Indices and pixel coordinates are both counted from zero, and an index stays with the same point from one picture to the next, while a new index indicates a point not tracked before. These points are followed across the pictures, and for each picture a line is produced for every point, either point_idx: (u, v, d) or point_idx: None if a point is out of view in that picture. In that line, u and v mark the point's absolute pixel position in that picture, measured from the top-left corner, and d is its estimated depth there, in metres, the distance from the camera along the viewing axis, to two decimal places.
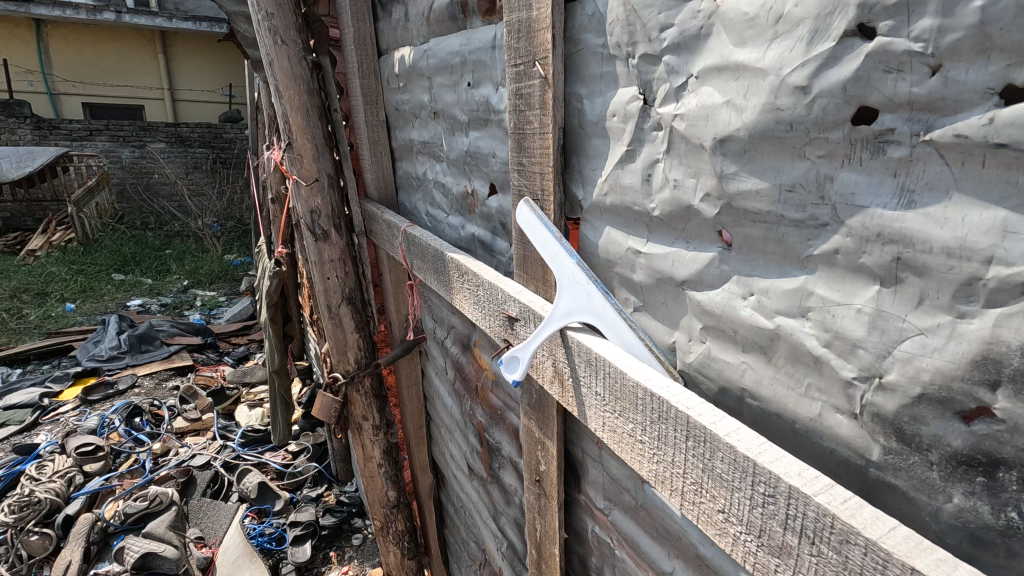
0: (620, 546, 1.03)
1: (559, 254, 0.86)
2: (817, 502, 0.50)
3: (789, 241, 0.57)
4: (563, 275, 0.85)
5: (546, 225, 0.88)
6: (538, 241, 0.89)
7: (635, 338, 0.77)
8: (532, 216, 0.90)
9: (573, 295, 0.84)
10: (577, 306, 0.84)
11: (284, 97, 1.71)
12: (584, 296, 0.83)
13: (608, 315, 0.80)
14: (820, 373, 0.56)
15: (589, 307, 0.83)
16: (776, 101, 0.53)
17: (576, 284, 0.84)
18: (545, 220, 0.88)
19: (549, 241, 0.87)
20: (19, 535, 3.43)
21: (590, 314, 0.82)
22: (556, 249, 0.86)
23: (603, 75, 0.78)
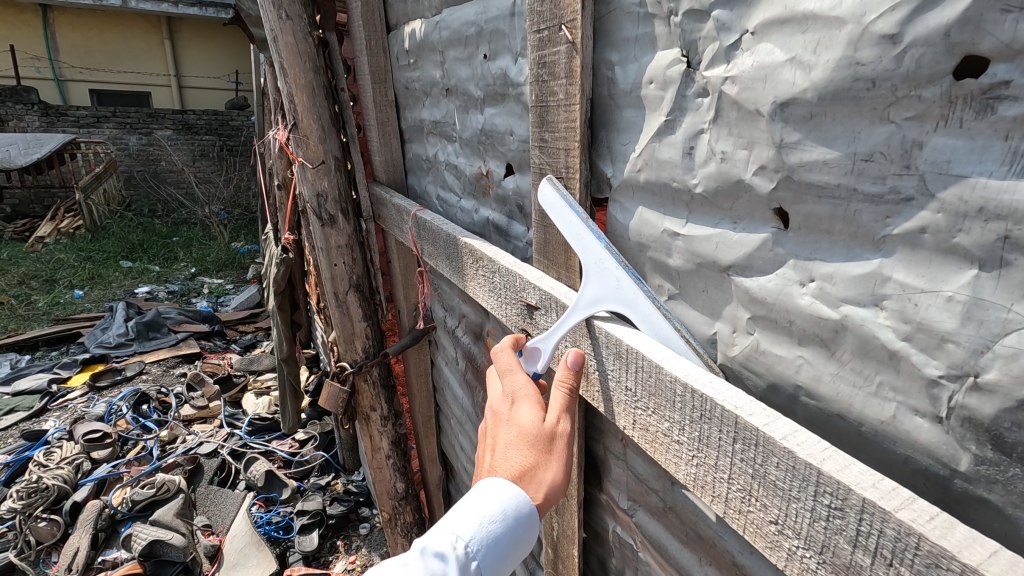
0: (644, 549, 0.97)
1: (585, 236, 0.78)
2: (897, 519, 0.43)
3: (861, 219, 0.50)
4: (590, 261, 0.78)
5: (570, 206, 0.80)
6: (562, 225, 0.81)
7: (671, 330, 0.70)
8: (555, 196, 0.83)
9: (601, 282, 0.77)
10: (604, 294, 0.77)
11: (289, 75, 1.65)
12: (613, 283, 0.76)
13: (640, 303, 0.73)
14: (896, 370, 0.49)
15: (620, 297, 0.75)
16: (855, 55, 0.46)
17: (605, 269, 0.76)
18: (569, 201, 0.81)
19: (576, 222, 0.79)
20: (28, 521, 3.45)
21: (620, 304, 0.75)
22: (583, 232, 0.78)
23: (639, 38, 0.71)
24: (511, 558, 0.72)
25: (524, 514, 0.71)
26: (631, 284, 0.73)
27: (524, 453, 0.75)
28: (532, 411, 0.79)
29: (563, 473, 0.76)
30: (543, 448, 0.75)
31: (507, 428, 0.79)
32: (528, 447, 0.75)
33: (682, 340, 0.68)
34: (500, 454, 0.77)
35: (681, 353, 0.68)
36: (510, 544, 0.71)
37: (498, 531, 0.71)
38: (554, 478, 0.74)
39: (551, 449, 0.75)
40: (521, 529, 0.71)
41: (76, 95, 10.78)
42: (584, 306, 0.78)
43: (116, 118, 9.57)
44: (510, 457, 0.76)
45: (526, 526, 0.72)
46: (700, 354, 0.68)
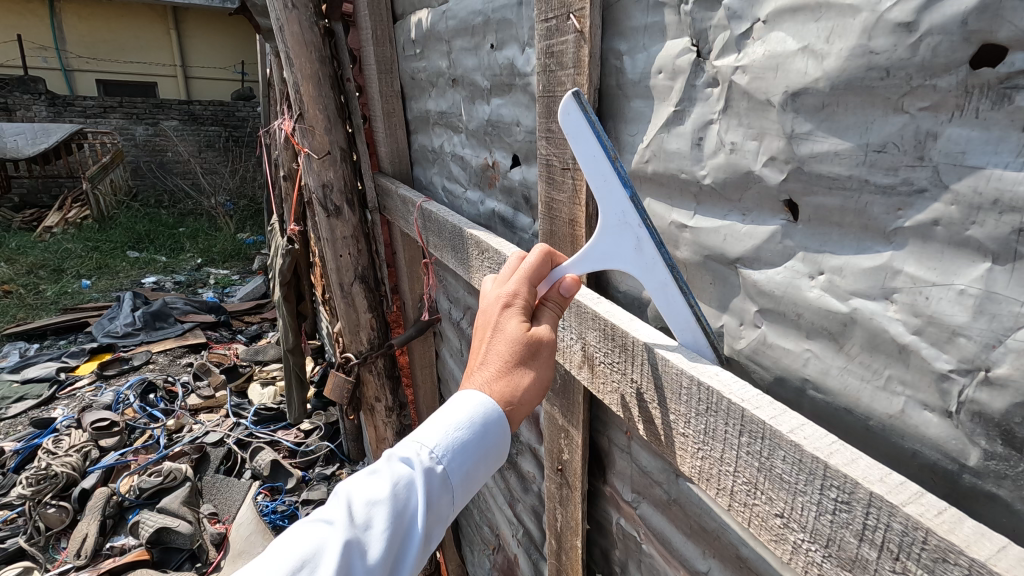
0: (648, 541, 0.98)
1: (610, 179, 0.68)
2: (905, 514, 0.43)
3: (872, 211, 0.49)
4: (607, 212, 0.70)
5: (598, 138, 0.67)
6: (583, 159, 0.69)
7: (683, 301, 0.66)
8: (581, 118, 0.67)
9: (614, 235, 0.70)
10: (614, 249, 0.71)
11: (295, 65, 1.64)
12: (631, 244, 0.70)
13: (652, 266, 0.68)
14: (906, 364, 0.48)
15: (636, 259, 0.70)
16: (870, 44, 0.45)
17: (620, 224, 0.70)
18: (597, 131, 0.67)
19: (599, 160, 0.67)
20: (37, 507, 3.49)
21: (636, 269, 0.70)
22: (604, 176, 0.68)
23: (649, 27, 0.70)
24: (482, 464, 0.76)
25: (493, 422, 0.75)
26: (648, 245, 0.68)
27: (502, 360, 0.75)
28: (515, 318, 0.76)
29: (538, 385, 0.76)
30: (524, 357, 0.75)
31: (490, 329, 0.78)
32: (507, 356, 0.75)
33: (693, 316, 0.66)
34: (480, 361, 0.78)
35: (689, 318, 0.66)
36: (478, 451, 0.75)
37: (461, 443, 0.74)
38: (527, 387, 0.75)
39: (534, 357, 0.75)
40: (489, 436, 0.75)
41: (83, 85, 10.83)
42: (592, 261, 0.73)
43: (122, 108, 9.59)
44: (488, 366, 0.77)
45: (494, 434, 0.75)
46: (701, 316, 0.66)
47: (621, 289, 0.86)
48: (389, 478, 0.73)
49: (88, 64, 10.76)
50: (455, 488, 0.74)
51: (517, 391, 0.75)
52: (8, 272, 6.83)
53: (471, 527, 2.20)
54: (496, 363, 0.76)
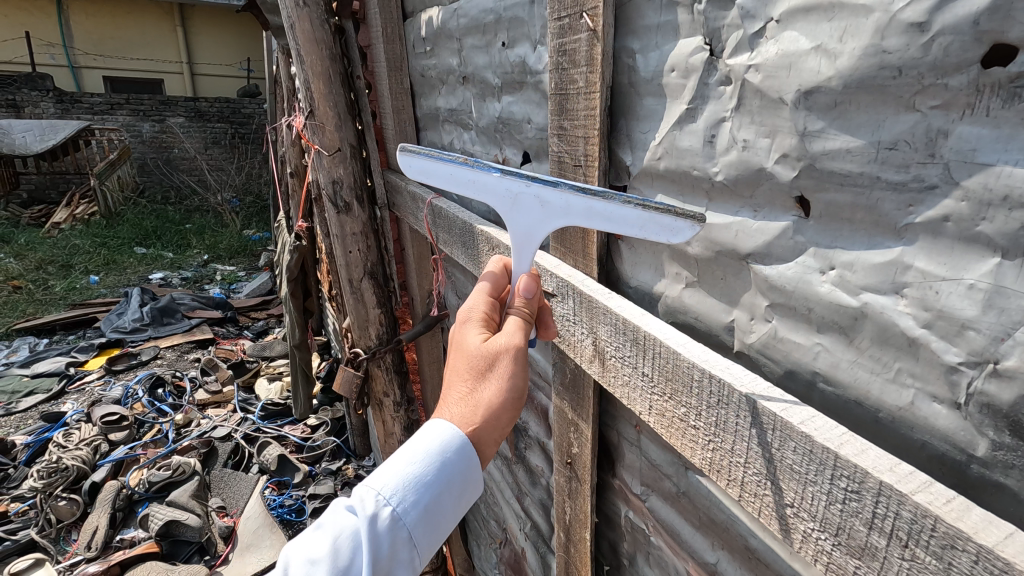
0: (656, 533, 0.99)
1: (477, 180, 0.80)
2: (914, 502, 0.44)
3: (883, 208, 0.50)
4: (500, 200, 0.80)
5: (442, 158, 0.83)
6: (450, 183, 0.84)
7: (623, 207, 0.66)
8: (419, 158, 0.86)
9: (519, 209, 0.78)
10: (527, 219, 0.79)
11: (306, 62, 1.66)
12: (536, 206, 0.77)
13: (573, 211, 0.72)
14: (915, 357, 0.50)
15: (548, 214, 0.76)
16: (882, 43, 0.46)
17: (520, 203, 0.78)
18: (441, 157, 0.83)
19: (454, 171, 0.82)
20: (48, 500, 3.53)
21: (551, 217, 0.76)
22: (470, 177, 0.80)
23: (661, 26, 0.71)
24: (441, 501, 0.76)
25: (456, 451, 0.76)
26: (555, 195, 0.73)
27: (465, 379, 0.80)
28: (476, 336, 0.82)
29: (505, 400, 0.79)
30: (483, 370, 0.79)
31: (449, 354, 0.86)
32: (469, 373, 0.80)
33: (635, 207, 0.65)
34: (448, 389, 0.83)
35: (642, 226, 0.65)
36: (431, 490, 0.75)
37: (419, 481, 0.75)
38: (491, 399, 0.78)
39: (492, 369, 0.79)
40: (463, 463, 0.77)
41: (90, 82, 10.89)
42: (520, 242, 0.82)
43: (129, 105, 9.63)
44: (454, 390, 0.81)
45: (461, 461, 0.77)
46: (660, 206, 0.63)
47: (632, 284, 0.87)
48: (333, 533, 0.74)
49: (95, 61, 10.82)
50: (408, 531, 0.74)
51: (484, 402, 0.78)
52: (17, 268, 6.89)
53: (478, 522, 2.22)
54: (460, 385, 0.81)
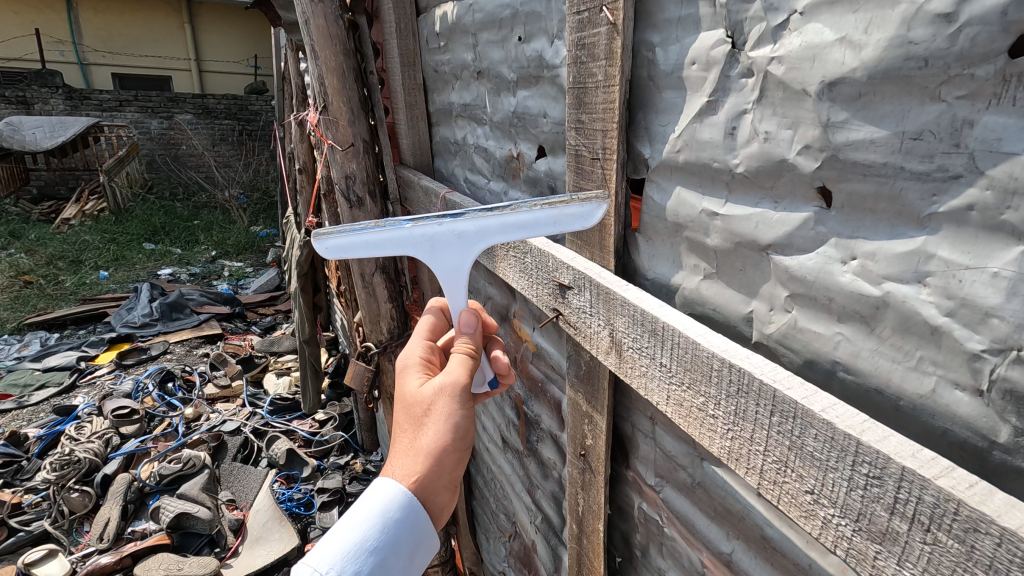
0: (670, 524, 1.00)
1: (395, 235, 0.95)
2: (937, 487, 0.45)
3: (907, 198, 0.51)
4: (420, 247, 0.96)
5: (354, 230, 0.95)
6: (365, 247, 0.96)
7: (533, 210, 0.85)
8: (332, 239, 0.95)
9: (439, 249, 0.95)
10: (448, 255, 0.96)
11: (320, 58, 1.67)
12: (454, 237, 0.95)
13: (489, 231, 0.92)
14: (938, 345, 0.50)
15: (467, 242, 0.94)
16: (909, 34, 0.47)
17: (439, 245, 0.96)
18: (352, 229, 0.94)
19: (367, 238, 0.95)
20: (61, 491, 3.57)
21: (468, 241, 0.94)
22: (384, 237, 0.95)
23: (682, 19, 0.72)
24: (391, 557, 0.90)
25: (402, 504, 0.92)
26: (466, 224, 0.93)
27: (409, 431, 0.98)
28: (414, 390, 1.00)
29: (443, 443, 0.95)
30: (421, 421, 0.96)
31: (400, 405, 1.04)
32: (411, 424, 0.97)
33: (543, 205, 0.84)
34: (398, 443, 1.00)
35: (554, 220, 0.84)
36: (378, 554, 0.88)
37: (358, 557, 0.88)
38: (431, 442, 0.95)
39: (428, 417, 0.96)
40: (408, 514, 0.92)
41: (99, 78, 10.96)
42: (448, 278, 0.99)
43: (138, 102, 9.69)
44: (402, 445, 0.98)
45: (403, 515, 0.92)
46: (566, 198, 0.83)
47: (649, 276, 0.88)
48: None
49: (104, 58, 10.88)
50: None
51: (426, 444, 0.95)
52: (28, 263, 6.95)
53: (487, 516, 2.23)
54: (405, 440, 0.98)
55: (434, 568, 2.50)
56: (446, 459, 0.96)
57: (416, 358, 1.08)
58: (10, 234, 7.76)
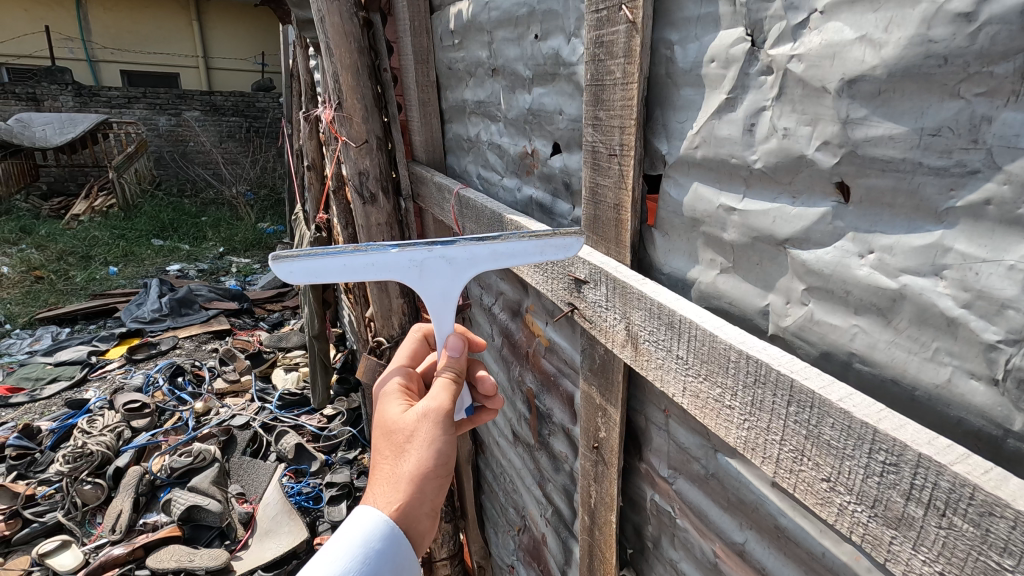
0: (683, 515, 1.02)
1: (380, 261, 0.93)
2: (953, 472, 0.46)
3: (924, 192, 0.52)
4: (407, 272, 0.95)
5: (330, 253, 0.90)
6: (339, 272, 0.91)
7: (522, 241, 0.92)
8: (301, 262, 0.88)
9: (428, 274, 0.96)
10: (436, 281, 0.98)
11: (335, 55, 1.70)
12: (444, 263, 0.96)
13: (479, 258, 0.95)
14: (954, 336, 0.51)
15: (457, 267, 0.97)
16: (929, 33, 0.48)
17: (427, 270, 0.97)
18: (328, 253, 0.89)
19: (346, 261, 0.90)
20: (74, 483, 3.62)
21: (460, 268, 0.97)
22: (366, 261, 0.92)
23: (701, 18, 0.73)
24: None
25: (384, 533, 0.89)
26: (458, 251, 0.95)
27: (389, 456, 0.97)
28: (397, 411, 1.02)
29: (424, 467, 0.94)
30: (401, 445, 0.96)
31: (378, 433, 1.02)
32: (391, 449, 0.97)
33: (531, 236, 0.92)
34: (377, 473, 0.98)
35: (539, 247, 0.93)
36: None
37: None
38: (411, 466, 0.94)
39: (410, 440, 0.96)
40: (391, 545, 0.88)
41: (108, 75, 11.03)
42: (436, 304, 1.00)
43: (146, 99, 9.73)
44: (381, 474, 0.97)
45: (386, 547, 0.88)
46: (550, 232, 0.92)
47: (665, 270, 0.89)
48: None
49: (112, 55, 10.96)
50: None
51: (410, 470, 0.94)
52: (38, 258, 7.01)
53: (496, 510, 2.25)
54: (385, 467, 0.97)
55: (442, 561, 2.53)
56: (427, 486, 0.95)
57: (395, 386, 1.09)
58: (21, 230, 7.82)
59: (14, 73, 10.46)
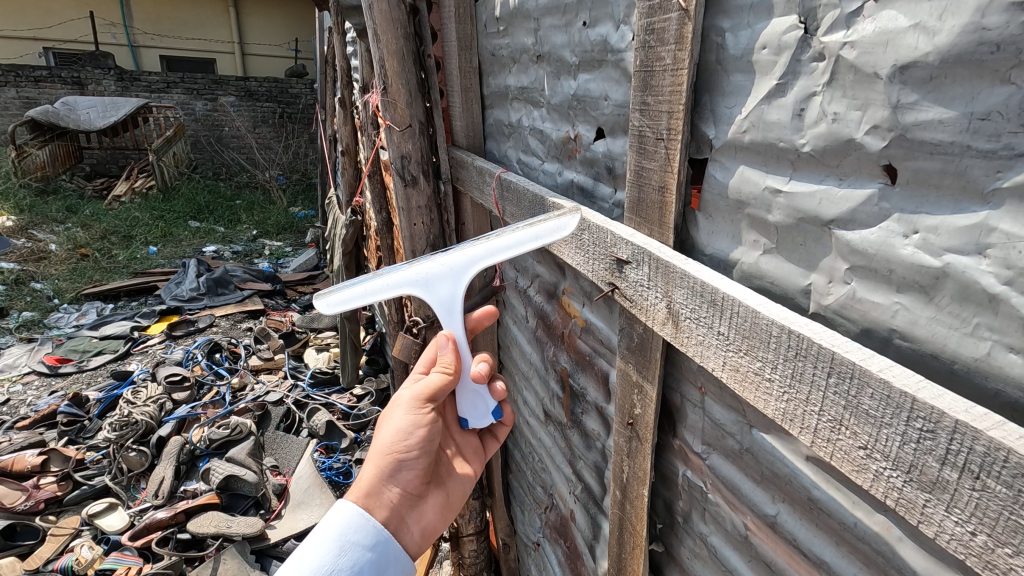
0: (715, 491, 1.06)
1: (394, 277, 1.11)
2: (988, 436, 0.49)
3: (971, 173, 0.55)
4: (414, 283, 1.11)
5: (352, 284, 1.09)
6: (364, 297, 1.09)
7: (517, 234, 1.04)
8: (333, 297, 1.09)
9: (432, 283, 1.12)
10: (441, 294, 1.14)
11: (381, 41, 1.76)
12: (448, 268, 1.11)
13: (477, 253, 1.09)
14: (994, 312, 0.54)
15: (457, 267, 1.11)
16: (982, 21, 0.51)
17: (430, 278, 1.12)
18: (341, 285, 1.09)
19: (366, 288, 1.09)
20: (120, 450, 3.81)
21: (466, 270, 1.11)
22: (379, 285, 1.10)
23: (755, 6, 0.76)
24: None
25: (358, 526, 1.14)
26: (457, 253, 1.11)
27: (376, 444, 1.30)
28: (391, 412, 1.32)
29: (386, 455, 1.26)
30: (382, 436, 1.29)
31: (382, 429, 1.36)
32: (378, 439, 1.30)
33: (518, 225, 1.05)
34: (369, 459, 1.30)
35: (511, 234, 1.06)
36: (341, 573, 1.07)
37: None
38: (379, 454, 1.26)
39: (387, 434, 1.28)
40: (363, 538, 1.13)
41: (148, 60, 11.40)
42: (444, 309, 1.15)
43: (184, 84, 9.97)
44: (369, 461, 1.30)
45: (361, 538, 1.13)
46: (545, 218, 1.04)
47: (707, 251, 0.93)
48: None
49: (152, 40, 11.29)
50: None
51: (378, 453, 1.26)
52: (84, 237, 7.30)
53: (523, 488, 2.32)
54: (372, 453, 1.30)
55: (469, 536, 2.60)
56: (386, 471, 1.25)
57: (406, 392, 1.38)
58: (67, 209, 8.12)
59: (59, 57, 10.83)
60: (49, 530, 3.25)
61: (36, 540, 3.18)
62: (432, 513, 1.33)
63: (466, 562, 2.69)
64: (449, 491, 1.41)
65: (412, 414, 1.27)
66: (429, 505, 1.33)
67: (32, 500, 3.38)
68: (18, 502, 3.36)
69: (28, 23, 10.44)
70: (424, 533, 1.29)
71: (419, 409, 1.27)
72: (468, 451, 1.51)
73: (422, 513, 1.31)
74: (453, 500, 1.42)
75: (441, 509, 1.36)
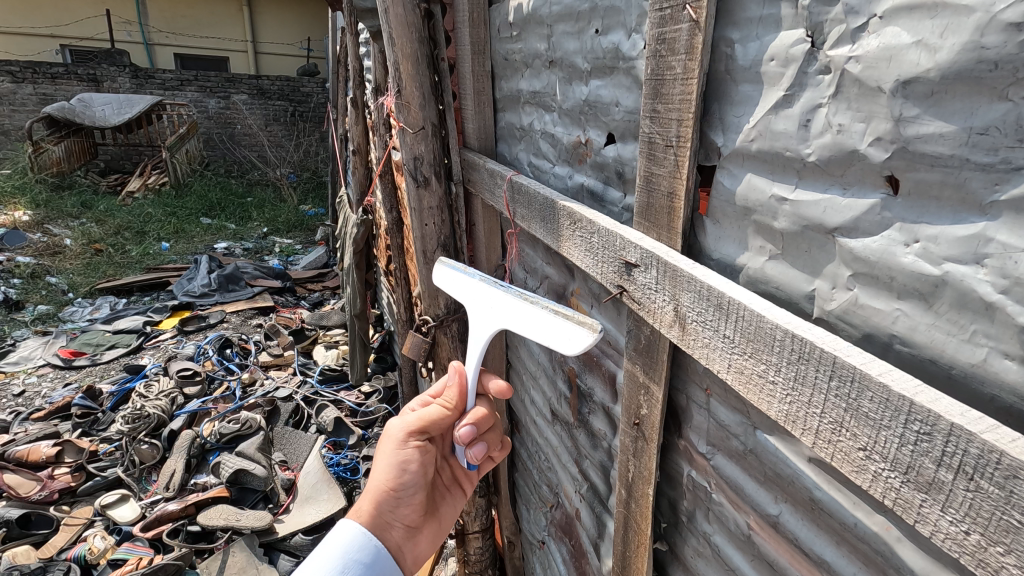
0: (719, 490, 1.08)
1: (470, 277, 1.32)
2: (982, 439, 0.51)
3: (970, 186, 0.57)
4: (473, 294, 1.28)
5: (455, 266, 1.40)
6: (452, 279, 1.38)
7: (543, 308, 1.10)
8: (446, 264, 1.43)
9: (477, 302, 1.27)
10: (476, 320, 1.25)
11: (396, 44, 1.79)
12: (491, 294, 1.23)
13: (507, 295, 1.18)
14: (991, 319, 0.56)
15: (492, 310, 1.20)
16: (981, 40, 0.53)
17: (479, 302, 1.26)
18: (451, 264, 1.41)
19: (458, 273, 1.37)
20: (132, 443, 3.87)
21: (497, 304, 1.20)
22: (463, 277, 1.35)
23: (764, 18, 0.78)
24: None
25: (356, 553, 1.17)
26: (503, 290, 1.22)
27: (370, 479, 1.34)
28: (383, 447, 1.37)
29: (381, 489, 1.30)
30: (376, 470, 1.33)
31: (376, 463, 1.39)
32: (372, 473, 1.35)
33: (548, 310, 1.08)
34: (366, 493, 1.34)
35: (545, 316, 1.08)
36: None
37: None
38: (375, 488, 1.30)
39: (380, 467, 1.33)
40: (363, 559, 1.17)
41: (162, 58, 11.54)
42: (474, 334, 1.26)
43: (197, 82, 10.06)
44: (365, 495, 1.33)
45: (362, 555, 1.17)
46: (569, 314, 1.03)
47: (715, 256, 0.95)
48: None
49: (167, 38, 11.44)
50: None
51: (374, 488, 1.30)
52: (98, 232, 7.40)
53: (529, 486, 2.34)
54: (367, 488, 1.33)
55: (474, 534, 2.63)
56: (382, 504, 1.29)
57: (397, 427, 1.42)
58: (82, 204, 8.23)
59: (76, 54, 10.98)
60: (63, 520, 3.32)
61: (50, 530, 3.26)
62: (427, 542, 1.37)
63: (471, 559, 2.72)
64: (445, 516, 1.45)
65: (404, 447, 1.32)
66: (426, 533, 1.37)
67: (46, 490, 3.45)
68: (32, 492, 3.43)
69: (45, 20, 10.57)
70: (420, 560, 1.34)
71: (411, 442, 1.32)
72: (461, 475, 1.55)
73: (419, 543, 1.35)
74: (446, 524, 1.46)
75: (436, 534, 1.41)
